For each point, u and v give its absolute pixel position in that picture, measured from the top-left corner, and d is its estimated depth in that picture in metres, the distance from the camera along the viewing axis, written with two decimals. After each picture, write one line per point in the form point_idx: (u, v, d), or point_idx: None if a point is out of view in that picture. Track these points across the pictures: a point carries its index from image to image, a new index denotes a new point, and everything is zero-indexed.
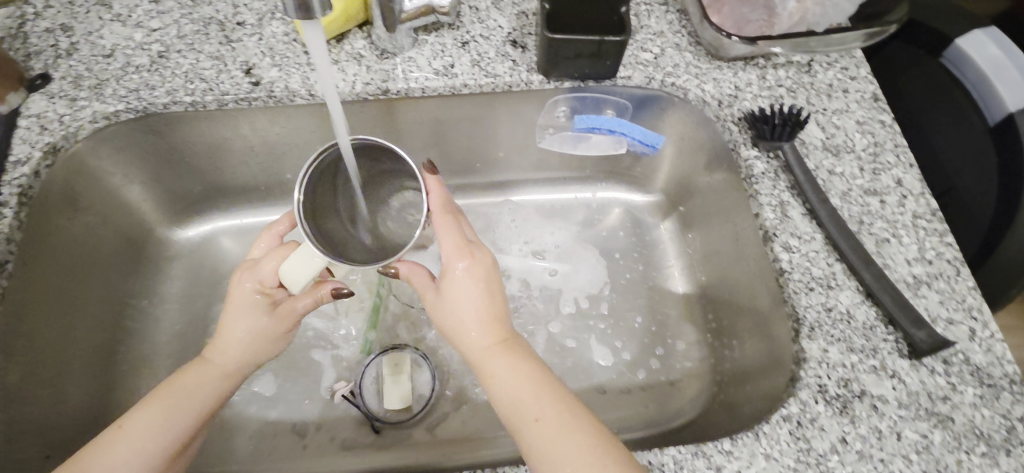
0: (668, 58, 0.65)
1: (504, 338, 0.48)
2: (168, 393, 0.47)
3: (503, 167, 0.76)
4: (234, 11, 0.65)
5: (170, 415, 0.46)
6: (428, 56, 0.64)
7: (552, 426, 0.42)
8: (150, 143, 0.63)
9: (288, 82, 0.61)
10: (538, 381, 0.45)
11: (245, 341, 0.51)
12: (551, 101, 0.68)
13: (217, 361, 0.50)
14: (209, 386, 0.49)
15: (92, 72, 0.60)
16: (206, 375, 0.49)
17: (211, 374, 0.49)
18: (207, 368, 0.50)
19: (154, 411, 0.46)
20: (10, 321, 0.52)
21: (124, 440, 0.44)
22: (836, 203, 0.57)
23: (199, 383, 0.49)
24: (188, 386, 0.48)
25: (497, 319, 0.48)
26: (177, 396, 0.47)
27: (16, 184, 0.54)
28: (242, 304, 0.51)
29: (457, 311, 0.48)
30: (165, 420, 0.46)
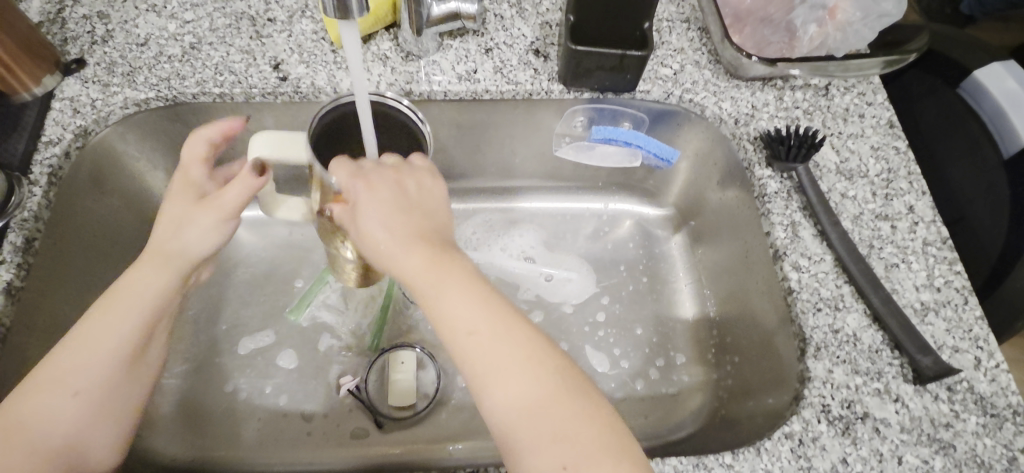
0: (687, 75, 0.66)
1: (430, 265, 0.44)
2: (109, 304, 0.47)
3: (517, 172, 0.77)
4: (266, 7, 0.66)
5: (112, 327, 0.46)
6: (452, 61, 0.65)
7: (481, 337, 0.42)
8: (177, 131, 0.65)
9: (315, 79, 0.62)
10: (469, 289, 0.43)
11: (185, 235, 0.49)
12: (570, 111, 0.69)
13: (155, 257, 0.48)
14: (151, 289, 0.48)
15: (126, 59, 0.62)
16: (140, 277, 0.48)
17: (148, 275, 0.48)
18: (144, 266, 0.48)
19: (94, 330, 0.46)
20: (32, 296, 0.53)
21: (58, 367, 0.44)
22: (847, 226, 0.58)
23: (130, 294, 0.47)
24: (122, 297, 0.47)
25: (415, 231, 0.45)
26: (113, 312, 0.46)
27: (47, 164, 0.56)
28: (179, 201, 0.50)
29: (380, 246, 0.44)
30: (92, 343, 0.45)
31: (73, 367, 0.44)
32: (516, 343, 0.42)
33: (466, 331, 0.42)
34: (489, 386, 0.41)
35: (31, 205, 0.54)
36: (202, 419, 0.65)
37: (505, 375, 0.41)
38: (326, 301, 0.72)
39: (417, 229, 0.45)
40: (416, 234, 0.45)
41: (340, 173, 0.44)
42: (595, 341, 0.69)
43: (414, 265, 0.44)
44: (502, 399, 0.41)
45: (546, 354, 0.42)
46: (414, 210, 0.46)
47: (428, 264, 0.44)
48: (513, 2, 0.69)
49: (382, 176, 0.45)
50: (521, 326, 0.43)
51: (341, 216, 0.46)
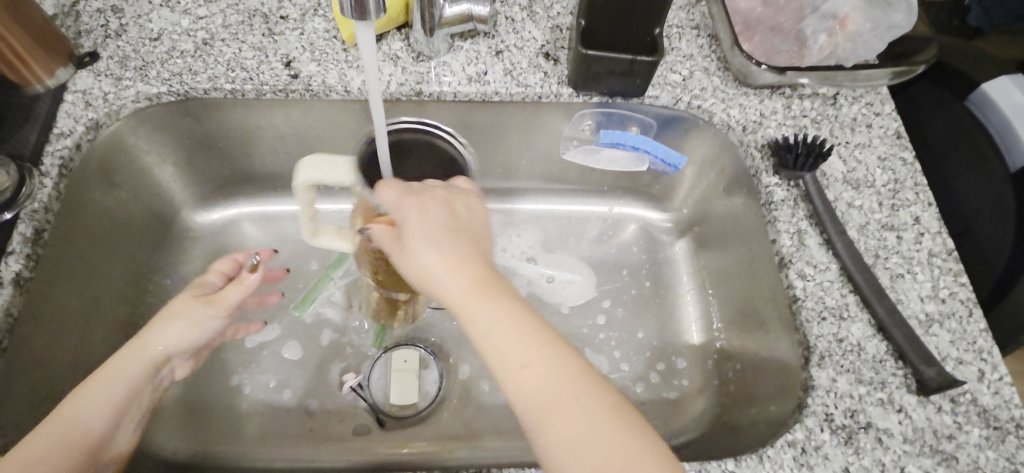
0: (696, 81, 0.66)
1: (477, 283, 0.45)
2: (79, 397, 0.45)
3: (524, 174, 0.77)
4: (278, 5, 0.67)
5: (83, 417, 0.44)
6: (462, 62, 0.65)
7: (531, 366, 0.42)
8: (187, 126, 0.65)
9: (326, 77, 0.62)
10: (519, 316, 0.43)
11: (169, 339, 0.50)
12: (578, 114, 0.69)
13: (133, 355, 0.48)
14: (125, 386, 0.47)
15: (139, 53, 0.62)
16: (121, 367, 0.47)
17: (127, 366, 0.48)
18: (123, 359, 0.48)
19: (92, 392, 0.45)
20: (41, 287, 0.53)
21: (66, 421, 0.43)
22: (853, 235, 0.58)
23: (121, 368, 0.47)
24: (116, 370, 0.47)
25: (465, 257, 0.45)
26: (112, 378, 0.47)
27: (59, 155, 0.56)
28: (177, 304, 0.51)
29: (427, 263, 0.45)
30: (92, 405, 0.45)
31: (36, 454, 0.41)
32: (565, 372, 0.42)
33: (512, 360, 0.42)
34: (543, 418, 0.40)
35: (41, 196, 0.54)
36: (205, 414, 0.65)
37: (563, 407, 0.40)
38: (330, 299, 0.72)
39: (464, 252, 0.46)
40: (463, 258, 0.45)
41: (385, 195, 0.45)
42: (597, 345, 0.69)
43: (462, 292, 0.44)
44: (554, 429, 0.40)
45: (599, 381, 0.42)
46: (461, 236, 0.46)
47: (475, 290, 0.44)
48: (524, 5, 0.69)
49: (431, 203, 0.46)
50: (569, 353, 0.43)
51: (381, 235, 0.47)
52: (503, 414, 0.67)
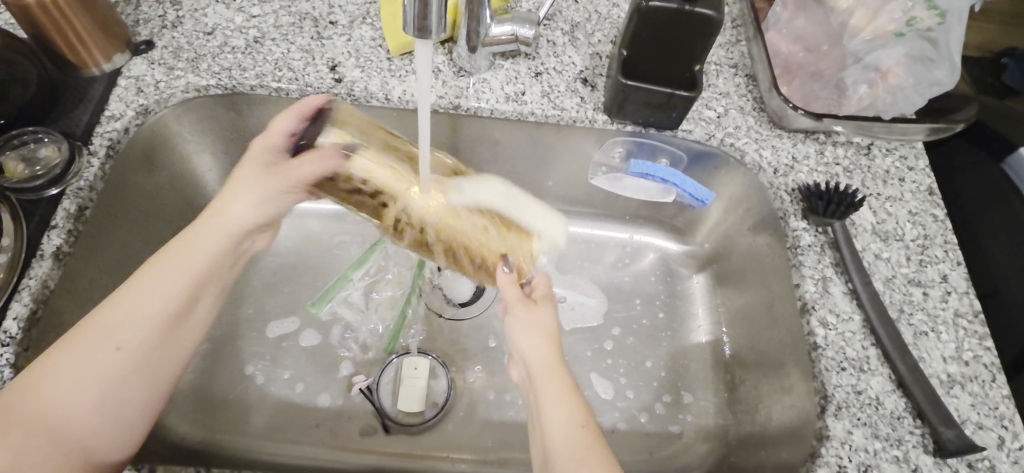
0: (731, 119, 0.67)
1: (553, 350, 0.49)
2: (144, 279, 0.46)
3: (550, 195, 0.78)
4: (329, 10, 0.69)
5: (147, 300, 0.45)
6: (501, 80, 0.67)
7: (556, 399, 0.46)
8: (229, 119, 0.67)
9: (368, 84, 0.64)
10: (562, 378, 0.47)
11: (241, 207, 0.53)
12: (608, 141, 0.70)
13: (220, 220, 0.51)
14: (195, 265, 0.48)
15: (192, 46, 0.64)
16: (187, 246, 0.49)
17: (200, 242, 0.50)
18: (195, 236, 0.50)
19: (164, 268, 0.47)
20: (78, 263, 0.55)
21: (137, 296, 0.46)
22: (879, 287, 0.58)
23: (201, 237, 0.50)
24: (192, 243, 0.49)
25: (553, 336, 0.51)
26: (185, 253, 0.49)
27: (107, 137, 0.58)
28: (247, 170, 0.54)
29: (524, 325, 0.51)
30: (164, 279, 0.47)
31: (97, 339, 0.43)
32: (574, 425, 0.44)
33: (555, 409, 0.45)
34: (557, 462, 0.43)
35: (88, 174, 0.55)
36: (216, 400, 0.67)
37: (561, 444, 0.43)
38: (348, 299, 0.73)
39: (547, 328, 0.51)
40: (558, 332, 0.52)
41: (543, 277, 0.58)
42: (606, 371, 0.69)
43: (546, 342, 0.49)
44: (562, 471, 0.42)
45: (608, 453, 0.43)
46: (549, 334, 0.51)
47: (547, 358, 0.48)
48: (567, 30, 0.71)
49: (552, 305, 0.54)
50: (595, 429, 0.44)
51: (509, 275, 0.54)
52: (508, 431, 0.67)
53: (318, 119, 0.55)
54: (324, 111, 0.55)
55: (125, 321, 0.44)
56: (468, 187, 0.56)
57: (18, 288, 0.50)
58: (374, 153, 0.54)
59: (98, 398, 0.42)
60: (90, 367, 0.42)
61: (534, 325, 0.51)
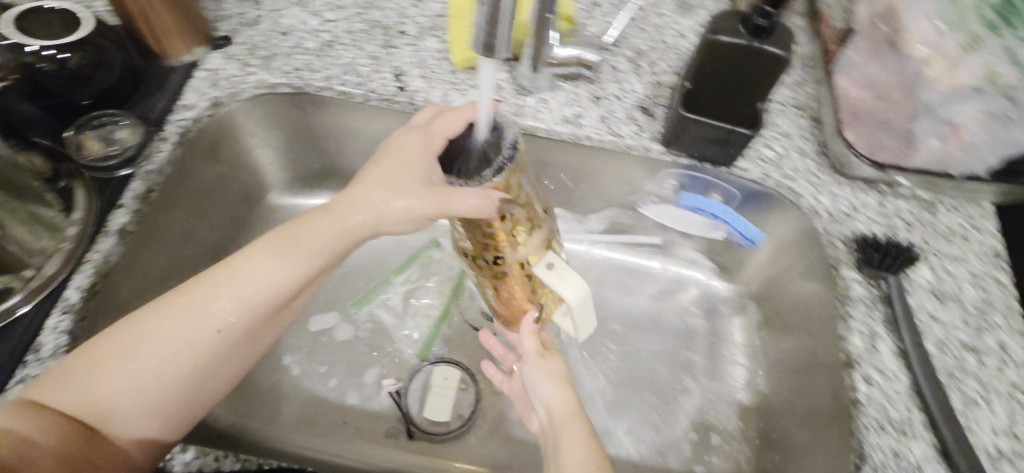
0: (790, 160, 0.66)
1: (569, 395, 0.51)
2: (250, 263, 0.49)
3: (596, 219, 0.78)
4: (400, 21, 0.71)
5: (257, 285, 0.49)
6: (561, 102, 0.67)
7: (578, 437, 0.46)
8: (292, 117, 0.68)
9: (430, 95, 0.66)
10: (579, 419, 0.49)
11: (369, 207, 0.49)
12: (662, 173, 0.69)
13: (344, 216, 0.49)
14: (304, 260, 0.49)
15: (267, 44, 0.67)
16: (303, 236, 0.49)
17: (315, 235, 0.49)
18: (310, 224, 0.50)
19: (274, 258, 0.49)
20: (139, 247, 0.56)
21: (246, 282, 0.48)
22: (930, 349, 0.55)
23: (318, 231, 0.49)
24: (308, 234, 0.49)
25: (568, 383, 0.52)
26: (298, 246, 0.49)
27: (180, 125, 0.60)
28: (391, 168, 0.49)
29: (542, 375, 0.52)
30: (273, 270, 0.49)
31: (203, 314, 0.47)
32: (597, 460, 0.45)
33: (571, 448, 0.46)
34: None
35: (157, 158, 0.58)
36: (250, 386, 0.68)
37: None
38: (387, 302, 0.75)
39: (561, 374, 0.52)
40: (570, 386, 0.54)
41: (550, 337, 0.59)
42: (635, 401, 0.68)
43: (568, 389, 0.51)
44: None
45: None
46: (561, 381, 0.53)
47: (562, 402, 0.50)
48: (630, 57, 0.71)
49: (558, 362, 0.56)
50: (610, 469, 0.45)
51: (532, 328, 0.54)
52: (529, 453, 0.66)
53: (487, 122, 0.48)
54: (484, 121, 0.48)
55: (227, 302, 0.48)
56: (546, 256, 0.50)
57: (83, 260, 0.51)
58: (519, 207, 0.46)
59: (189, 371, 0.46)
60: (189, 340, 0.46)
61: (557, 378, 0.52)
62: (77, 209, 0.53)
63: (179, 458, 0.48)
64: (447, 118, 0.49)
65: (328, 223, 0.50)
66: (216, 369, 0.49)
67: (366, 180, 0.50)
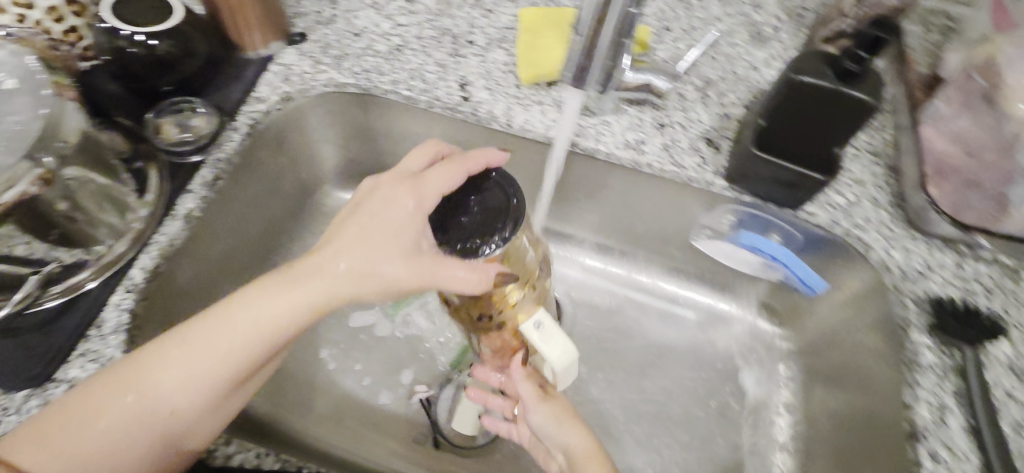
0: (861, 209, 0.62)
1: (584, 436, 0.51)
2: (213, 326, 0.43)
3: (645, 246, 0.76)
4: (469, 30, 0.71)
5: (226, 351, 0.43)
6: (624, 126, 0.66)
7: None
8: (353, 115, 0.69)
9: (493, 107, 0.65)
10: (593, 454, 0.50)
11: (344, 267, 0.44)
12: (720, 207, 0.66)
13: (320, 277, 0.44)
14: (279, 324, 0.44)
15: (339, 44, 0.68)
16: (274, 299, 0.44)
17: (287, 298, 0.44)
18: (283, 286, 0.44)
19: (242, 322, 0.43)
20: (212, 233, 0.58)
21: (206, 347, 0.43)
22: (1006, 431, 0.51)
23: (289, 295, 0.44)
24: (279, 297, 0.44)
25: (578, 422, 0.53)
26: (268, 309, 0.44)
27: (251, 116, 0.62)
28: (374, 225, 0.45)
29: (550, 423, 0.52)
30: (241, 336, 0.43)
31: (167, 384, 0.42)
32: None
33: None
34: None
35: (227, 147, 0.59)
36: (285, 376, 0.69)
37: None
38: (424, 305, 0.74)
39: (567, 416, 0.53)
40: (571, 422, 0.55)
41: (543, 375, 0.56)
42: (669, 439, 0.66)
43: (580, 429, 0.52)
44: None
45: None
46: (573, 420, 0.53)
47: (581, 448, 0.51)
48: (699, 86, 0.69)
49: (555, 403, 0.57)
50: None
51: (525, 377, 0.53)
52: None
53: (487, 183, 0.47)
54: (502, 177, 0.47)
55: (186, 370, 0.42)
56: (536, 313, 0.48)
57: (150, 240, 0.53)
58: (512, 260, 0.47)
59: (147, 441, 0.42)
60: (147, 408, 0.42)
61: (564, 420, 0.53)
62: (149, 191, 0.55)
63: (224, 450, 0.48)
64: (434, 173, 0.46)
65: (303, 285, 0.44)
66: (191, 435, 0.44)
67: (343, 238, 0.45)
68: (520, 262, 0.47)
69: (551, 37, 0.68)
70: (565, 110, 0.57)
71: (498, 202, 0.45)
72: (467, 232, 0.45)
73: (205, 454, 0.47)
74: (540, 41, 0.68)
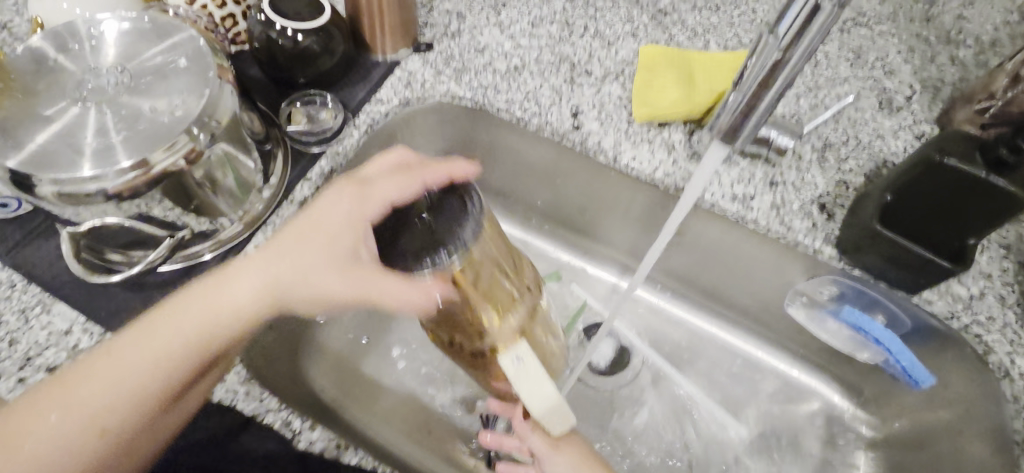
0: (984, 305, 0.58)
1: None
2: (154, 324, 0.46)
3: (727, 300, 0.74)
4: (587, 59, 0.71)
5: (165, 340, 0.46)
6: (733, 178, 0.64)
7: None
8: (462, 126, 0.72)
9: (602, 140, 0.66)
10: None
11: (285, 271, 0.47)
12: (823, 277, 0.64)
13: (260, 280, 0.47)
14: (215, 325, 0.46)
15: (462, 58, 0.71)
16: (202, 305, 0.46)
17: (224, 297, 0.47)
18: (222, 285, 0.47)
19: (181, 317, 0.46)
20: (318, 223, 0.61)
21: (145, 341, 0.45)
22: None
23: (226, 295, 0.47)
24: (218, 295, 0.47)
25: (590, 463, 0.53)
26: (207, 306, 0.46)
27: (371, 117, 0.65)
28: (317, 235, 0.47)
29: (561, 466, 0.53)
30: (177, 331, 0.46)
31: (105, 383, 0.44)
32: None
33: None
34: None
35: (347, 143, 0.63)
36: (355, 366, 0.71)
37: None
38: None
39: (580, 459, 0.53)
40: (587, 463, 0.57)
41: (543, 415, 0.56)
42: None
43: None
44: None
45: None
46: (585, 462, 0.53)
47: None
48: (818, 147, 0.66)
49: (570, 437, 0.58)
50: None
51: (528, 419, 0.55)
52: None
53: (446, 196, 0.45)
54: (463, 187, 0.45)
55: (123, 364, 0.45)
56: (517, 345, 0.46)
57: (265, 223, 0.56)
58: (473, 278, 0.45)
59: (87, 431, 0.44)
60: (85, 399, 0.44)
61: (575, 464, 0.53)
62: (273, 175, 0.59)
63: (306, 434, 0.49)
64: (387, 184, 0.46)
65: (245, 285, 0.47)
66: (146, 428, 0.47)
67: (275, 250, 0.47)
68: (484, 281, 0.45)
69: (672, 76, 0.67)
70: (700, 170, 0.54)
71: (452, 219, 0.43)
72: (421, 240, 0.43)
73: (291, 435, 0.49)
74: (662, 77, 0.68)
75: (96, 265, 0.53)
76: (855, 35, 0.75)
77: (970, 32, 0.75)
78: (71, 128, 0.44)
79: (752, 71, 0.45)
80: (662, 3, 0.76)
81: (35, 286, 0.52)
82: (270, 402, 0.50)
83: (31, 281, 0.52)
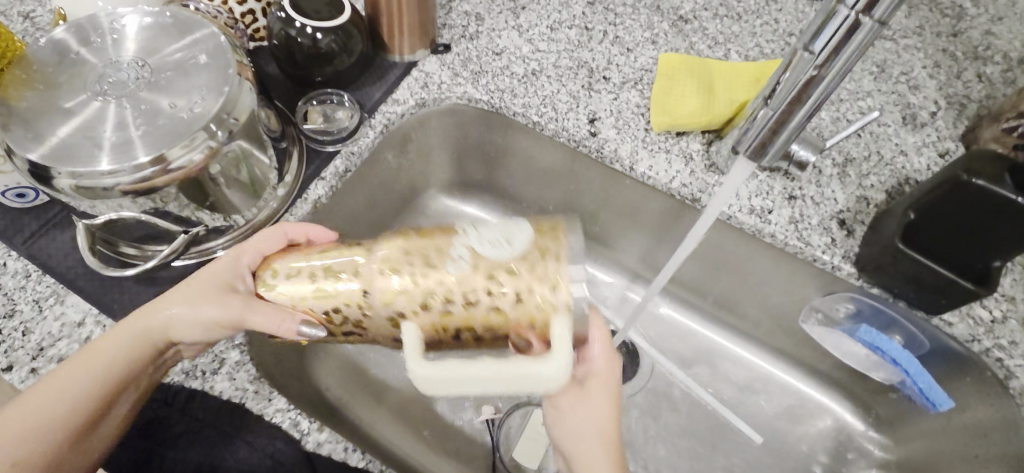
0: (1007, 329, 0.56)
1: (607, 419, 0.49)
2: (40, 386, 0.43)
3: (739, 313, 0.73)
4: (606, 65, 0.71)
5: (53, 392, 0.43)
6: (751, 191, 0.63)
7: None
8: (477, 129, 0.71)
9: (619, 147, 0.65)
10: (617, 467, 0.48)
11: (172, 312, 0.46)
12: (840, 293, 0.63)
13: (146, 317, 0.46)
14: (105, 369, 0.44)
15: (479, 60, 0.70)
16: (90, 353, 0.45)
17: (110, 341, 0.45)
18: (108, 332, 0.46)
19: (73, 369, 0.44)
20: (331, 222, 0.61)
21: (32, 396, 0.43)
22: None
23: (112, 339, 0.45)
24: (101, 343, 0.45)
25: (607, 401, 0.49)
26: (93, 353, 0.45)
27: (387, 118, 0.65)
28: (193, 281, 0.47)
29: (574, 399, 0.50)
30: (65, 380, 0.43)
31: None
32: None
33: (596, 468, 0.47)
34: None
35: (363, 143, 0.63)
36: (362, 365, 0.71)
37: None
38: None
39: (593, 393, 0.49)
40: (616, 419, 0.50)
41: None
42: None
43: (596, 442, 0.48)
44: None
45: None
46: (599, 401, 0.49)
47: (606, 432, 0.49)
48: (838, 162, 0.65)
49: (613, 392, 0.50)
50: None
51: None
52: None
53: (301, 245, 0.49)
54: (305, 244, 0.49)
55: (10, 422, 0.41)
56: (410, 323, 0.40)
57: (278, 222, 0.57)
58: (278, 290, 0.43)
59: None
60: None
61: (577, 420, 0.49)
62: (288, 173, 0.59)
63: (315, 436, 0.49)
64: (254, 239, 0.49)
65: (131, 327, 0.46)
66: None
67: (159, 299, 0.47)
68: (297, 289, 0.42)
69: (691, 85, 0.67)
70: (728, 181, 0.53)
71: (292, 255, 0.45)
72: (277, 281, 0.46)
73: (299, 436, 0.49)
74: (681, 86, 0.67)
75: (110, 257, 0.53)
76: (879, 48, 0.74)
77: (998, 48, 0.74)
78: (90, 123, 0.44)
79: (786, 84, 0.45)
80: (683, 10, 0.76)
81: (50, 278, 0.52)
82: (279, 402, 0.50)
83: (45, 272, 0.53)
